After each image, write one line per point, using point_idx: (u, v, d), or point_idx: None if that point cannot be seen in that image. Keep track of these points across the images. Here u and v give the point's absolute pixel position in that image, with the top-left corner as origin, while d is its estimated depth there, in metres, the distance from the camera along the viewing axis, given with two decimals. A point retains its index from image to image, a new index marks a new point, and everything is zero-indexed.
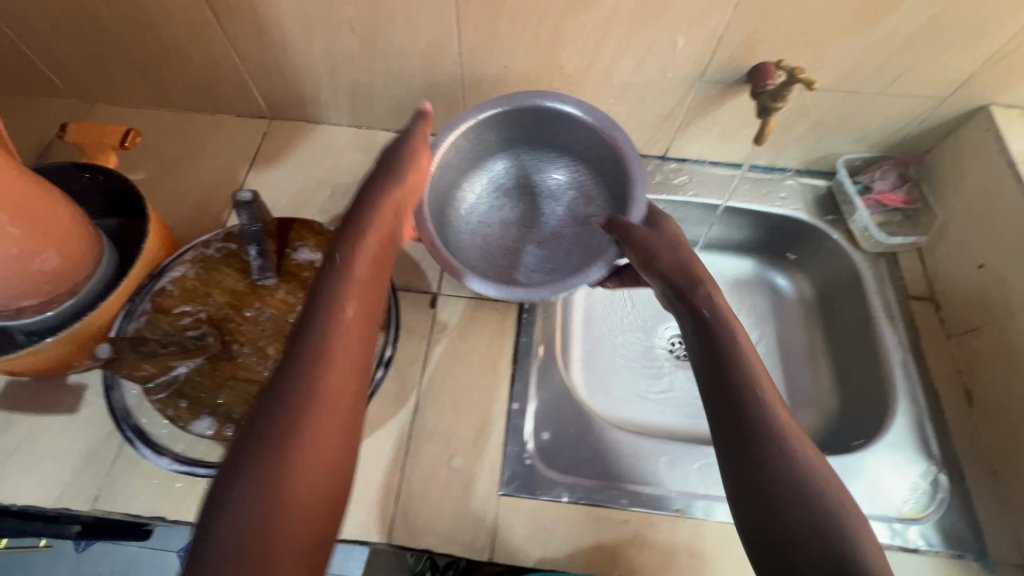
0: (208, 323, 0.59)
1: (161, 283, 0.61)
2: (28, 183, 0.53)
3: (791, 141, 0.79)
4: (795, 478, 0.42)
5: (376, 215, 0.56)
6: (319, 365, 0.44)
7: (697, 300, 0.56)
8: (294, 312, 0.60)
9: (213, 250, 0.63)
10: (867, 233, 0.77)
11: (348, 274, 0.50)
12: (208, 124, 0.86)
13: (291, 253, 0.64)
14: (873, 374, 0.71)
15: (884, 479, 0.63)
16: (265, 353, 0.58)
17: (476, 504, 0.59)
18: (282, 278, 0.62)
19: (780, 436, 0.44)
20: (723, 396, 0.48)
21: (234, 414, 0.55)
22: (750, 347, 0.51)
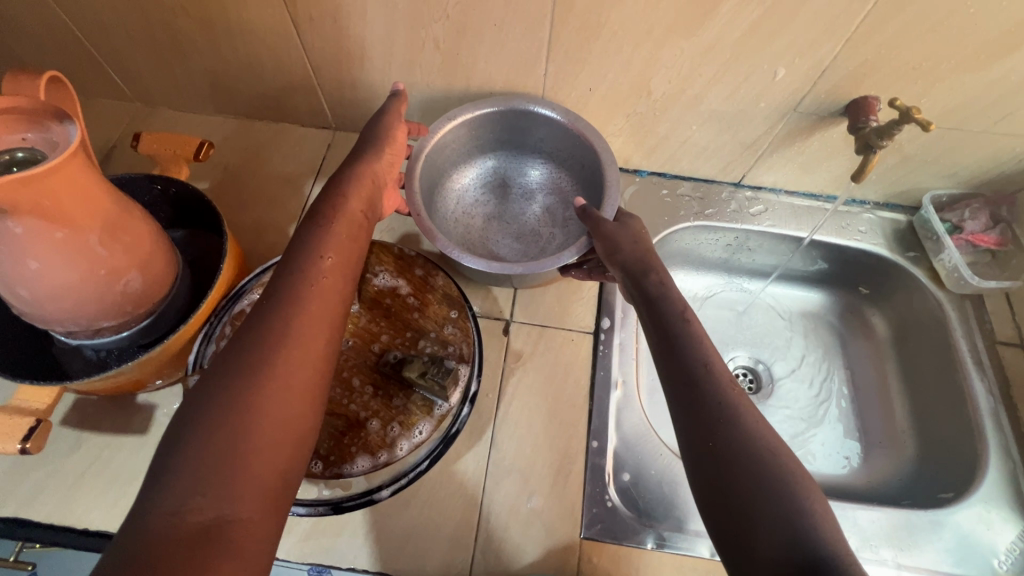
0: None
1: (239, 306, 0.63)
2: (110, 198, 0.51)
3: (876, 174, 0.76)
4: (744, 446, 0.43)
5: (355, 179, 0.56)
6: (291, 315, 0.44)
7: (649, 287, 0.55)
8: (378, 342, 0.58)
9: None
10: (956, 273, 0.74)
11: (326, 233, 0.50)
12: (272, 132, 0.84)
13: (371, 278, 0.61)
14: (958, 422, 0.69)
15: (978, 536, 0.60)
16: (350, 385, 0.55)
17: (559, 546, 0.57)
18: (363, 305, 0.60)
19: (732, 410, 0.46)
20: (675, 372, 0.49)
21: (320, 449, 0.52)
22: (698, 326, 0.52)
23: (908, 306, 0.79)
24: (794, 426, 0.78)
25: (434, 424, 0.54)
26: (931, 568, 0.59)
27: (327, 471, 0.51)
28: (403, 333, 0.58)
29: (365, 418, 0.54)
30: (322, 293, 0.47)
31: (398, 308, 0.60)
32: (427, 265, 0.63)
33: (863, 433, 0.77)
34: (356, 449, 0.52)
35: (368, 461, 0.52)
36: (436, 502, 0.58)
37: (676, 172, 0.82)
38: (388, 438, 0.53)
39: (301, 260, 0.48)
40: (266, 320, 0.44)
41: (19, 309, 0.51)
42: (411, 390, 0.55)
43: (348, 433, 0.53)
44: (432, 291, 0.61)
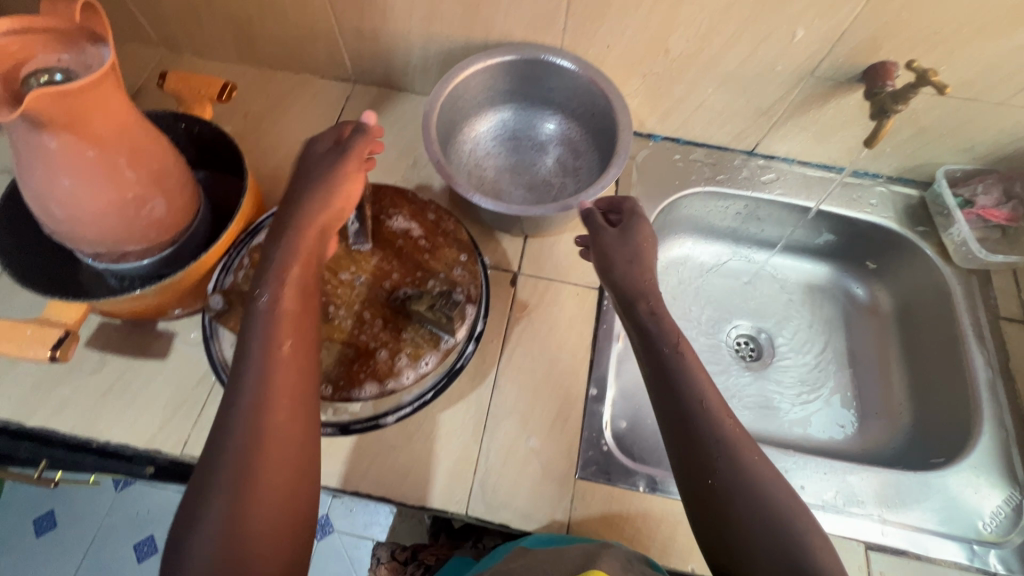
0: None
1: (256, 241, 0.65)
2: (136, 123, 0.53)
3: (891, 147, 0.76)
4: (741, 480, 0.46)
5: (299, 239, 0.50)
6: (261, 387, 0.44)
7: (640, 317, 0.55)
8: (389, 280, 0.60)
9: None
10: (964, 248, 0.74)
11: (274, 316, 0.47)
12: (293, 83, 0.85)
13: (385, 220, 0.63)
14: (956, 396, 0.70)
15: (965, 498, 0.61)
16: (361, 317, 0.57)
17: (554, 485, 0.59)
18: (376, 245, 0.62)
19: (731, 445, 0.47)
20: (670, 408, 0.50)
21: (331, 374, 0.55)
22: (693, 356, 0.52)
23: (915, 282, 0.80)
24: (793, 394, 0.80)
25: (439, 357, 0.56)
26: (916, 526, 0.60)
27: (336, 394, 0.54)
28: (414, 272, 0.60)
29: (374, 348, 0.56)
30: (287, 388, 0.45)
31: (411, 250, 0.62)
32: (439, 211, 0.65)
33: (859, 403, 0.78)
34: (364, 376, 0.55)
35: (376, 388, 0.55)
36: (438, 437, 0.61)
37: (690, 138, 0.82)
38: (395, 367, 0.55)
39: (252, 358, 0.45)
40: (230, 435, 0.42)
41: (50, 226, 0.53)
42: (419, 324, 0.57)
43: (358, 360, 0.55)
44: (444, 235, 0.63)
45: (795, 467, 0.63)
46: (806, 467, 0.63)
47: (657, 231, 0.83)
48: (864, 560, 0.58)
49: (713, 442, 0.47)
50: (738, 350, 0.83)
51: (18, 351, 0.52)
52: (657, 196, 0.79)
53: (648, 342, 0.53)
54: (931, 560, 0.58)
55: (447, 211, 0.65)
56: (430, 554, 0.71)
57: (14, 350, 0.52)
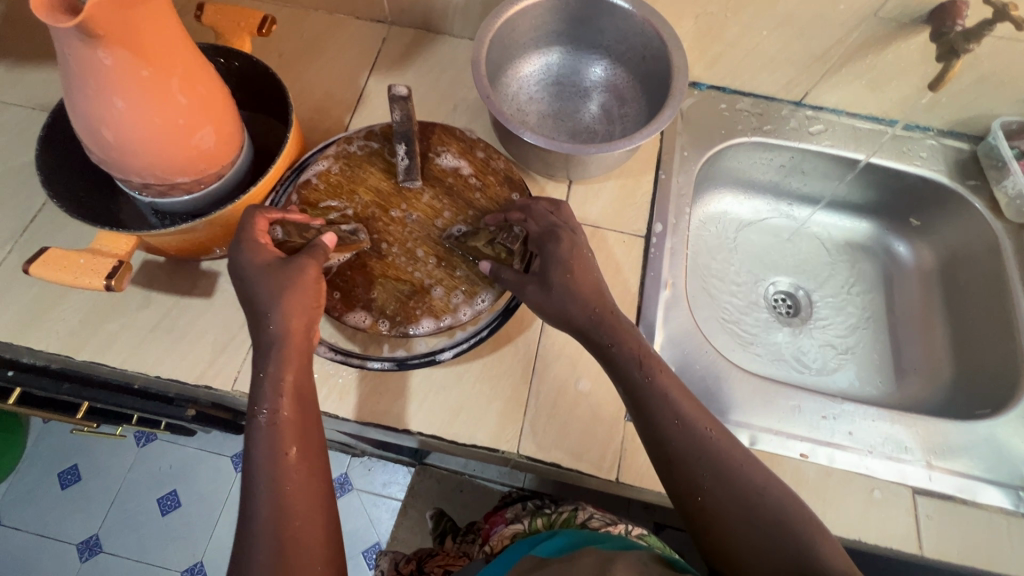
0: (355, 218, 0.61)
1: (305, 176, 0.63)
2: (185, 46, 0.51)
3: (948, 96, 0.74)
4: (736, 497, 0.44)
5: (287, 345, 0.47)
6: (278, 498, 0.43)
7: (600, 346, 0.52)
8: (441, 218, 0.62)
9: (356, 148, 0.64)
10: (1018, 201, 0.73)
11: (277, 426, 0.45)
12: (326, 23, 0.82)
13: (434, 157, 0.65)
14: (1002, 348, 0.69)
15: (1013, 446, 0.62)
16: (415, 254, 0.60)
17: (604, 426, 0.59)
18: (426, 182, 0.63)
19: (720, 460, 0.46)
20: (648, 432, 0.49)
21: (387, 310, 0.58)
22: (667, 377, 0.50)
23: (959, 237, 0.79)
24: (832, 348, 0.79)
25: (495, 295, 0.59)
26: (963, 472, 0.60)
27: (394, 329, 0.57)
28: (466, 210, 0.62)
29: (430, 285, 0.59)
30: (300, 491, 0.44)
31: (461, 187, 0.63)
32: (489, 149, 0.66)
33: (895, 360, 0.78)
34: (420, 312, 0.57)
35: (432, 324, 0.57)
36: (487, 378, 0.61)
37: (736, 87, 0.80)
38: (451, 304, 0.58)
39: (260, 469, 0.43)
40: (256, 558, 0.41)
41: (98, 152, 0.52)
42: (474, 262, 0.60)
43: (413, 297, 0.58)
44: (494, 173, 0.64)
45: (845, 412, 0.64)
46: (854, 412, 0.64)
47: (701, 180, 0.81)
48: (910, 503, 0.58)
49: (703, 460, 0.46)
50: (776, 306, 0.83)
51: (72, 280, 0.52)
52: (703, 145, 0.78)
53: (617, 370, 0.51)
54: (979, 505, 0.59)
55: (494, 150, 0.67)
56: (436, 565, 0.71)
57: (67, 279, 0.52)
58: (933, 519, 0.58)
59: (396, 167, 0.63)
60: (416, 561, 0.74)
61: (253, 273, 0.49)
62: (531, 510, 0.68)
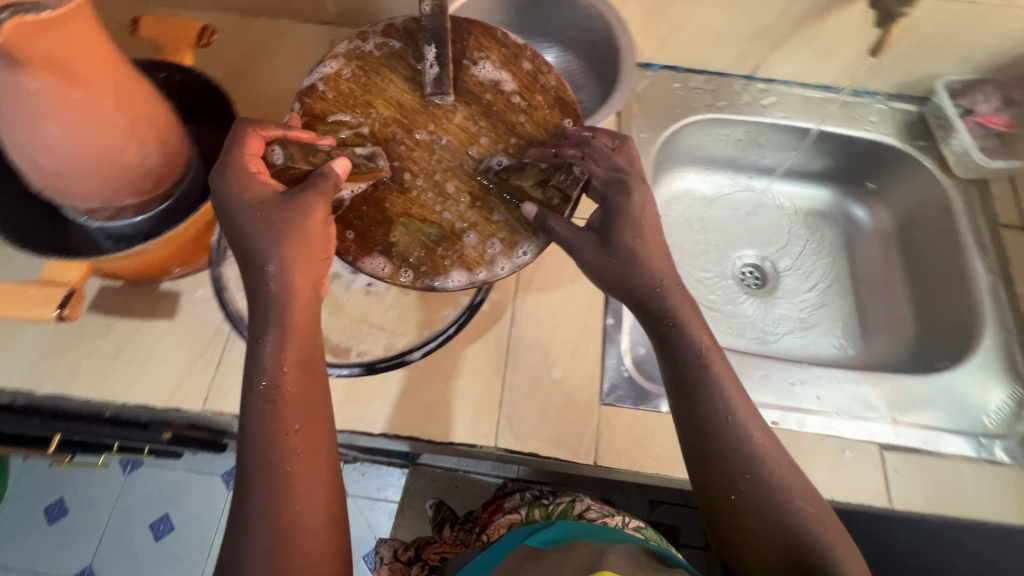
0: (373, 138, 0.57)
1: (312, 81, 0.57)
2: (118, 64, 0.49)
3: (892, 60, 0.75)
4: (767, 498, 0.46)
5: (288, 307, 0.46)
6: (277, 479, 0.42)
7: (641, 291, 0.50)
8: (476, 145, 0.58)
9: (374, 51, 0.59)
10: (965, 158, 0.75)
11: (275, 402, 0.44)
12: (271, 29, 0.80)
13: (470, 66, 0.59)
14: (960, 302, 0.72)
15: (971, 395, 0.64)
16: (446, 191, 0.56)
17: (579, 412, 0.60)
18: (460, 98, 0.58)
19: (755, 461, 0.47)
20: (688, 411, 0.49)
21: (410, 257, 0.55)
22: (722, 363, 0.50)
23: (914, 196, 0.81)
24: (799, 313, 0.81)
25: (539, 248, 0.56)
26: (926, 424, 0.63)
27: (420, 279, 0.54)
28: (507, 137, 0.58)
29: (461, 229, 0.56)
30: (304, 477, 0.43)
31: (501, 107, 0.59)
32: (535, 60, 0.60)
33: (862, 322, 0.80)
34: (450, 262, 0.55)
35: (465, 276, 0.55)
36: (460, 375, 0.61)
37: (688, 65, 0.81)
38: (485, 255, 0.55)
39: (261, 448, 0.43)
40: (253, 539, 0.40)
41: (37, 178, 0.51)
42: (513, 204, 0.57)
43: (442, 244, 0.55)
44: (541, 91, 0.59)
45: (809, 377, 0.66)
46: (817, 378, 0.66)
47: (660, 162, 0.82)
48: (878, 459, 0.60)
49: (737, 454, 0.47)
50: (744, 279, 0.84)
51: (23, 312, 0.50)
52: (659, 126, 0.78)
53: (671, 353, 0.50)
54: (942, 455, 0.61)
55: (543, 61, 0.60)
56: (433, 551, 0.72)
57: (18, 312, 0.50)
58: (900, 473, 0.59)
59: (425, 78, 0.57)
60: (415, 550, 0.75)
61: (249, 219, 0.46)
62: (528, 499, 0.70)
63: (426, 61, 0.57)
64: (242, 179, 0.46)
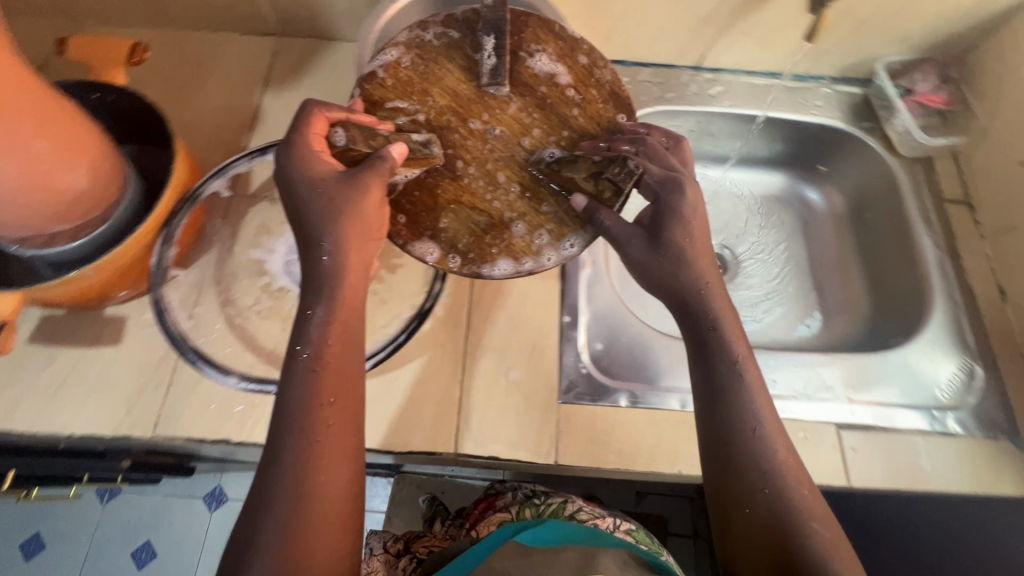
0: (428, 125, 0.59)
1: (374, 66, 0.60)
2: (40, 88, 0.47)
3: (832, 44, 0.76)
4: (782, 510, 0.45)
5: (343, 281, 0.49)
6: (310, 452, 0.43)
7: (674, 285, 0.53)
8: (529, 136, 0.60)
9: (432, 38, 0.61)
10: (908, 137, 0.76)
11: (317, 370, 0.46)
12: (212, 43, 0.79)
13: (526, 58, 0.61)
14: (910, 278, 0.73)
15: (923, 370, 0.66)
16: (496, 180, 0.59)
17: (539, 413, 0.60)
18: (514, 90, 0.61)
19: (776, 474, 0.47)
20: (708, 404, 0.50)
21: (458, 243, 0.58)
22: (754, 373, 0.50)
23: (864, 177, 0.82)
24: (759, 294, 0.81)
25: (585, 242, 0.59)
26: (881, 401, 0.64)
27: (468, 266, 0.58)
28: (559, 130, 0.61)
29: (510, 219, 0.59)
30: (335, 461, 0.44)
31: (555, 100, 0.61)
32: (592, 56, 0.62)
33: (821, 303, 0.81)
34: (498, 251, 0.58)
35: (510, 265, 0.58)
36: (418, 383, 0.60)
37: (635, 59, 0.81)
38: (532, 246, 0.59)
39: (297, 412, 0.44)
40: (277, 505, 0.41)
41: None
42: (561, 197, 0.60)
43: (491, 232, 0.59)
44: (596, 86, 0.62)
45: (766, 362, 0.66)
46: (773, 362, 0.67)
47: None
48: (835, 438, 0.61)
49: (754, 463, 0.47)
50: None
51: None
52: None
53: (704, 352, 0.52)
54: (896, 431, 0.62)
55: (598, 55, 0.63)
56: (423, 545, 0.70)
57: None
58: (858, 451, 0.60)
59: (481, 68, 0.60)
60: (402, 543, 0.72)
61: (312, 197, 0.50)
62: (521, 496, 0.68)
63: (484, 52, 0.59)
64: (307, 157, 0.50)
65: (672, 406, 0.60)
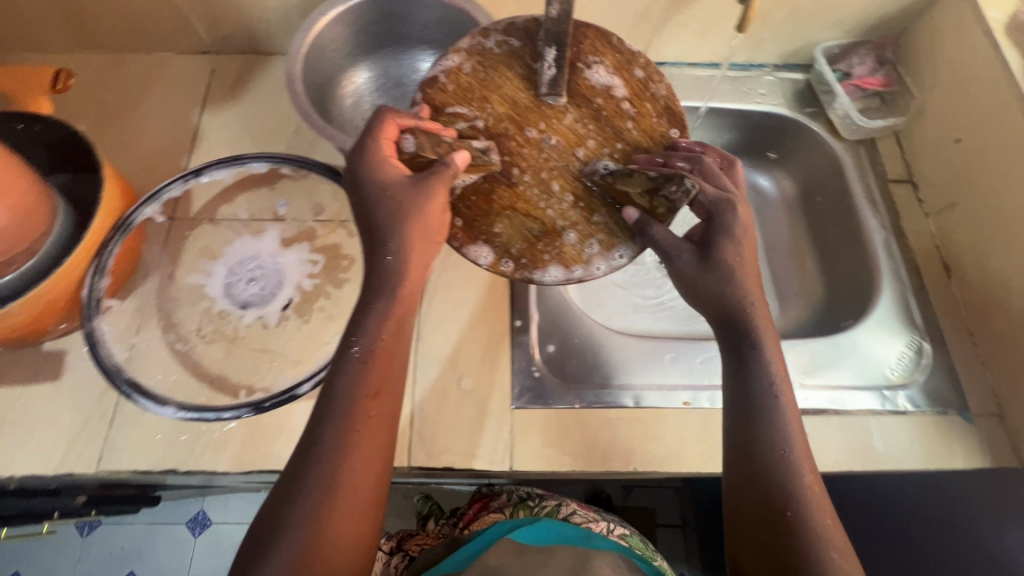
0: (486, 132, 0.58)
1: (436, 72, 0.59)
2: None
3: (769, 32, 0.76)
4: (806, 539, 0.42)
5: (403, 282, 0.48)
6: (348, 460, 0.42)
7: (714, 298, 0.51)
8: (584, 146, 0.59)
9: (493, 46, 0.60)
10: (848, 120, 0.77)
11: (367, 368, 0.45)
12: (149, 64, 0.78)
13: (584, 68, 0.60)
14: (858, 260, 0.74)
15: (874, 350, 0.67)
16: (550, 189, 0.58)
17: (492, 420, 0.59)
18: (571, 100, 0.59)
19: (805, 499, 0.43)
20: (741, 417, 0.48)
21: (511, 249, 0.57)
22: (791, 395, 0.48)
23: (812, 163, 0.83)
24: None
25: (634, 251, 0.57)
26: (834, 385, 0.65)
27: (520, 271, 0.56)
28: (614, 142, 0.59)
29: (562, 228, 0.57)
30: (364, 478, 0.42)
31: (610, 112, 0.59)
32: (647, 71, 0.61)
33: (776, 288, 0.80)
34: (550, 258, 0.57)
35: (561, 272, 0.57)
36: None
37: None
38: (583, 254, 0.57)
39: (344, 400, 0.44)
40: (306, 508, 0.40)
41: None
42: (614, 208, 0.58)
43: (543, 240, 0.57)
44: (651, 100, 0.60)
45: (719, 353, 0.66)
46: None
47: None
48: None
49: (777, 494, 0.44)
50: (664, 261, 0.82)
51: None
52: None
53: (743, 362, 0.49)
54: (848, 413, 0.62)
55: (654, 70, 0.62)
56: (414, 543, 0.67)
57: None
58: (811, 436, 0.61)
59: (541, 77, 0.59)
60: (396, 540, 0.69)
61: (382, 199, 0.49)
62: (515, 498, 0.66)
63: (545, 62, 0.58)
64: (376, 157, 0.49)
65: (626, 403, 0.61)
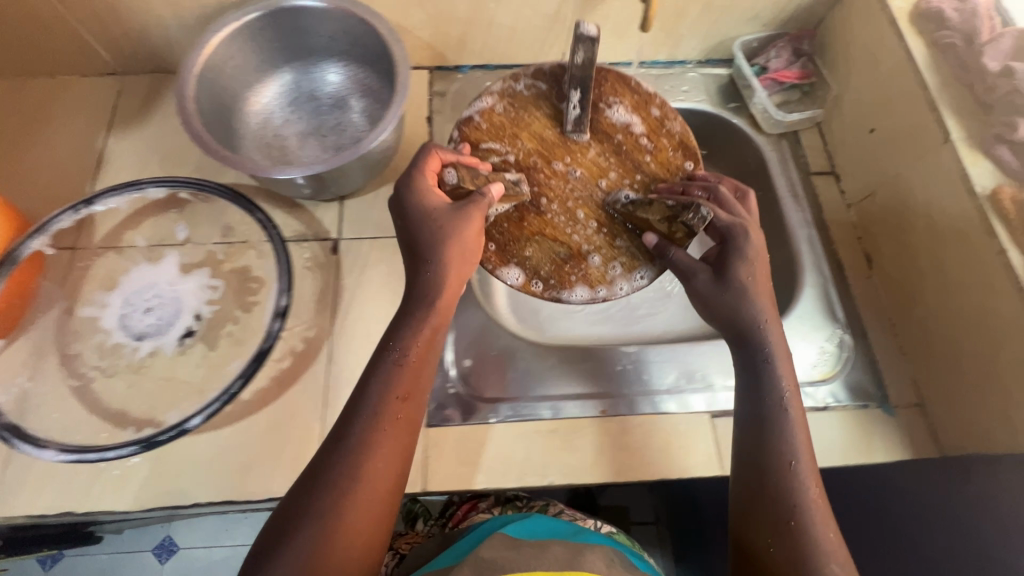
0: (517, 166, 0.60)
1: (471, 112, 0.61)
2: None
3: (686, 28, 0.76)
4: (804, 554, 0.42)
5: (439, 295, 0.50)
6: (363, 473, 0.42)
7: (726, 313, 0.51)
8: (605, 178, 0.61)
9: (523, 87, 0.62)
10: (768, 114, 0.76)
11: (397, 372, 0.47)
12: (47, 89, 0.75)
13: (605, 109, 0.62)
14: (783, 255, 0.73)
15: (795, 346, 0.66)
16: (575, 215, 0.60)
17: None
18: (593, 136, 0.61)
19: (807, 513, 0.44)
20: (750, 425, 0.48)
21: (540, 270, 0.59)
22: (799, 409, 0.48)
23: (739, 159, 0.81)
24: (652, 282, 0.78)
25: (655, 273, 0.59)
26: None
27: (548, 291, 0.58)
28: (634, 173, 0.61)
29: (587, 251, 0.59)
30: (373, 493, 0.42)
31: (630, 147, 0.61)
32: (664, 109, 0.63)
33: None
34: (575, 278, 0.59)
35: (587, 292, 0.58)
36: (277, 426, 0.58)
37: (497, 62, 0.80)
38: (607, 275, 0.59)
39: (374, 402, 0.45)
40: (315, 520, 0.41)
41: None
42: (636, 234, 0.60)
43: (570, 262, 0.59)
44: (667, 135, 0.62)
45: (638, 358, 0.65)
46: (646, 357, 0.65)
47: None
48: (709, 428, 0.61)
49: (781, 504, 0.44)
50: None
51: None
52: None
53: (754, 372, 0.50)
54: None
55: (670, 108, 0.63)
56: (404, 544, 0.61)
57: None
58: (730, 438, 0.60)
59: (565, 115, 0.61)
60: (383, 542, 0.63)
61: (422, 223, 0.51)
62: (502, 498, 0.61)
63: (568, 102, 0.59)
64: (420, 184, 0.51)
65: (545, 415, 0.60)
